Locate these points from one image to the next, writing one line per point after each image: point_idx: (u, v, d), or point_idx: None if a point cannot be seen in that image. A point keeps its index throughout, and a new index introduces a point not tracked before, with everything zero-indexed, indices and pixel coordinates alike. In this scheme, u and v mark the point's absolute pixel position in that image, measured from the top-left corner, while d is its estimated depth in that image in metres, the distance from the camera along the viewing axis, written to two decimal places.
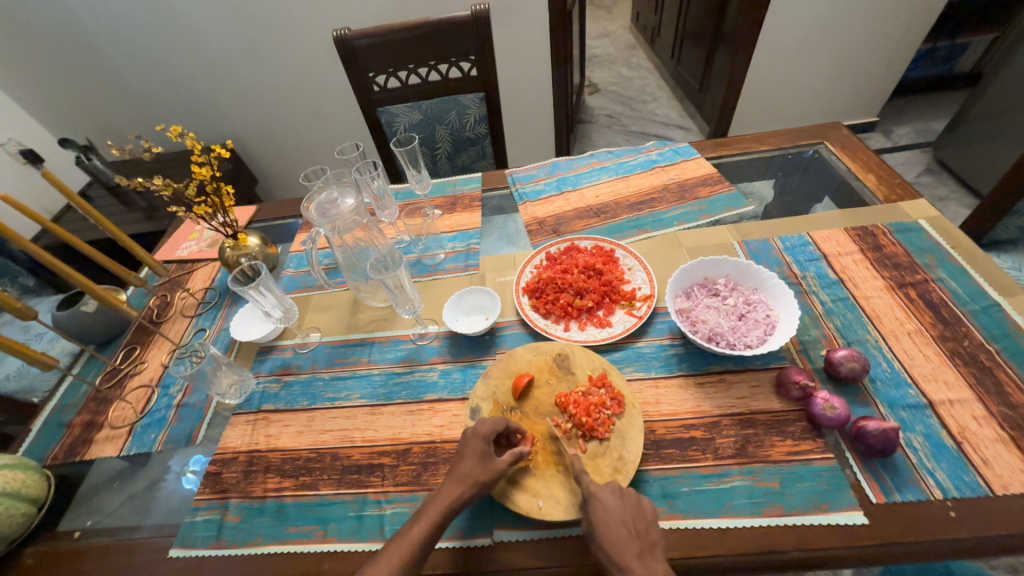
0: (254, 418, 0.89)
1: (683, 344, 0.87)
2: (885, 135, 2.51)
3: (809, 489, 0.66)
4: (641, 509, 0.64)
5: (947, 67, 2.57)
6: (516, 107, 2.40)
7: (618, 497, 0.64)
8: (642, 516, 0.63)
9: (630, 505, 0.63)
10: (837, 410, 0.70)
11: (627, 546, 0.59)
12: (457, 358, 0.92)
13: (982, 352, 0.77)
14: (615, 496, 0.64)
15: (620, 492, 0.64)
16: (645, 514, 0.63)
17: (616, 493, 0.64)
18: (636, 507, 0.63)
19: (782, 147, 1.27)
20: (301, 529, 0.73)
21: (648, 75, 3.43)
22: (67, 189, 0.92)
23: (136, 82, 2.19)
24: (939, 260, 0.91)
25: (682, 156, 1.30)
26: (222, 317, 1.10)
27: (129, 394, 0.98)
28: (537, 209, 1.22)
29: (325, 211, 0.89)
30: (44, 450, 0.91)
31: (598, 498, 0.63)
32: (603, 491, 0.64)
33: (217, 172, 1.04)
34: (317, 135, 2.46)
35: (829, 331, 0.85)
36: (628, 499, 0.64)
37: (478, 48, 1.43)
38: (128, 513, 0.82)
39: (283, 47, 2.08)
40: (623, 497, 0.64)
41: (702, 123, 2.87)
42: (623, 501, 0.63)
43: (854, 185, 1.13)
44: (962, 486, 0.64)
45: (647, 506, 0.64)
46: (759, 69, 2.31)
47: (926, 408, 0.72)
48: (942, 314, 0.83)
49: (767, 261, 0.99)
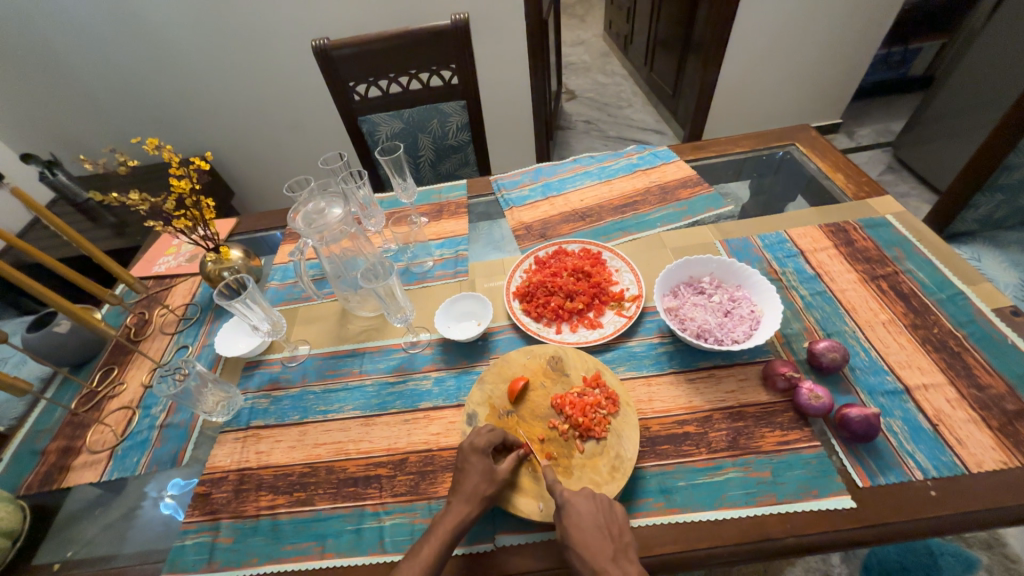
0: (243, 435, 0.87)
1: (672, 342, 0.89)
2: (849, 136, 2.63)
3: (799, 476, 0.69)
4: (613, 511, 0.65)
5: (902, 70, 2.71)
6: (496, 114, 2.42)
7: (591, 501, 0.65)
8: (613, 518, 0.64)
9: (604, 507, 0.65)
10: (823, 399, 0.73)
11: (603, 551, 0.60)
12: (450, 365, 0.92)
13: (951, 338, 0.82)
14: (588, 500, 0.65)
15: (592, 496, 0.65)
16: (618, 517, 0.65)
17: (590, 497, 0.65)
18: (609, 509, 0.65)
19: (756, 149, 1.32)
20: (297, 547, 0.72)
21: (623, 81, 3.51)
22: (37, 206, 0.89)
23: (103, 94, 2.12)
24: (907, 252, 0.97)
25: (661, 159, 1.33)
26: (205, 333, 1.07)
27: (108, 416, 0.94)
28: (523, 214, 1.24)
29: (311, 221, 0.88)
30: (17, 480, 0.87)
31: (573, 505, 0.64)
32: (577, 497, 0.65)
33: (197, 185, 1.02)
34: (294, 146, 2.42)
35: (810, 324, 0.88)
36: (600, 503, 0.65)
37: (458, 56, 1.44)
38: (107, 542, 0.79)
39: (258, 57, 2.05)
40: (595, 500, 0.65)
41: (677, 128, 2.95)
42: (597, 505, 0.64)
43: (825, 183, 1.18)
44: (940, 467, 0.67)
45: (619, 509, 0.65)
46: (729, 75, 2.39)
47: (903, 393, 0.76)
48: (912, 303, 0.88)
49: (748, 258, 1.02)
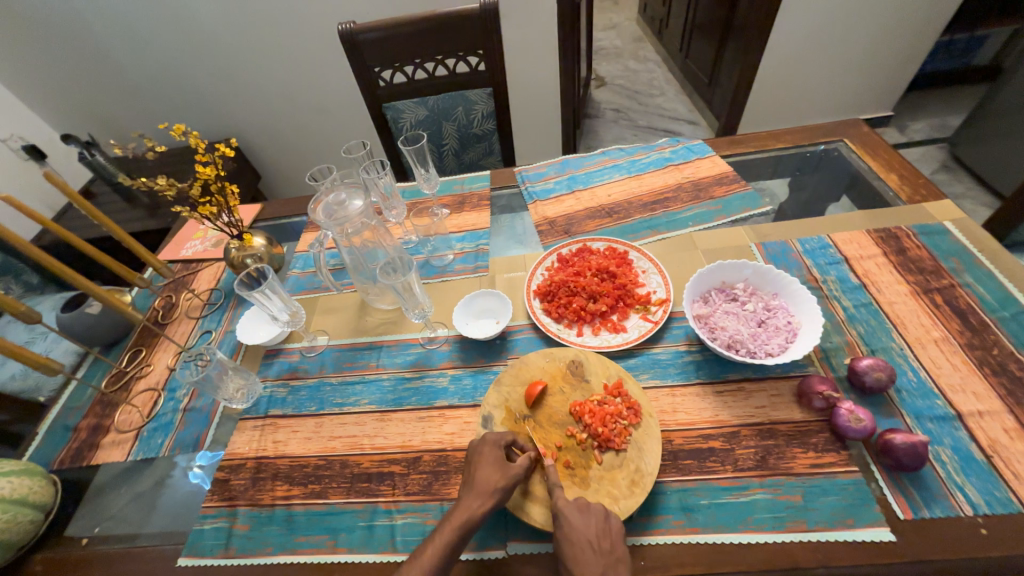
0: (261, 424, 0.88)
1: (700, 350, 0.85)
2: (900, 130, 2.45)
3: (834, 503, 0.64)
4: (609, 526, 0.62)
5: (964, 59, 2.50)
6: (522, 102, 2.36)
7: (583, 514, 0.63)
8: (608, 532, 0.62)
9: (599, 522, 0.62)
10: (863, 421, 0.68)
11: (591, 565, 0.58)
12: (468, 363, 0.90)
13: (1013, 361, 0.74)
14: (581, 514, 0.63)
15: (586, 509, 0.63)
16: (613, 531, 0.62)
17: (583, 510, 0.63)
18: (604, 524, 0.62)
19: (799, 145, 1.23)
20: (310, 539, 0.72)
21: (656, 68, 3.36)
22: (70, 191, 0.91)
23: (138, 76, 2.16)
24: (966, 264, 0.89)
25: (696, 154, 1.26)
26: (228, 319, 1.09)
27: (135, 397, 0.97)
28: (547, 209, 1.20)
29: (332, 212, 0.87)
30: (50, 454, 0.90)
31: (566, 517, 0.62)
32: (570, 508, 0.63)
33: (222, 172, 1.02)
34: (320, 131, 2.42)
35: (852, 338, 0.82)
36: (594, 515, 0.63)
37: (486, 42, 1.39)
38: (135, 511, 0.81)
39: (286, 40, 2.04)
40: (590, 513, 0.63)
41: (711, 118, 2.82)
42: (590, 519, 0.62)
43: (875, 184, 1.09)
44: (993, 503, 0.62)
45: (615, 523, 0.63)
46: (771, 63, 2.26)
47: (955, 419, 0.70)
48: (970, 321, 0.81)
49: (786, 264, 0.96)
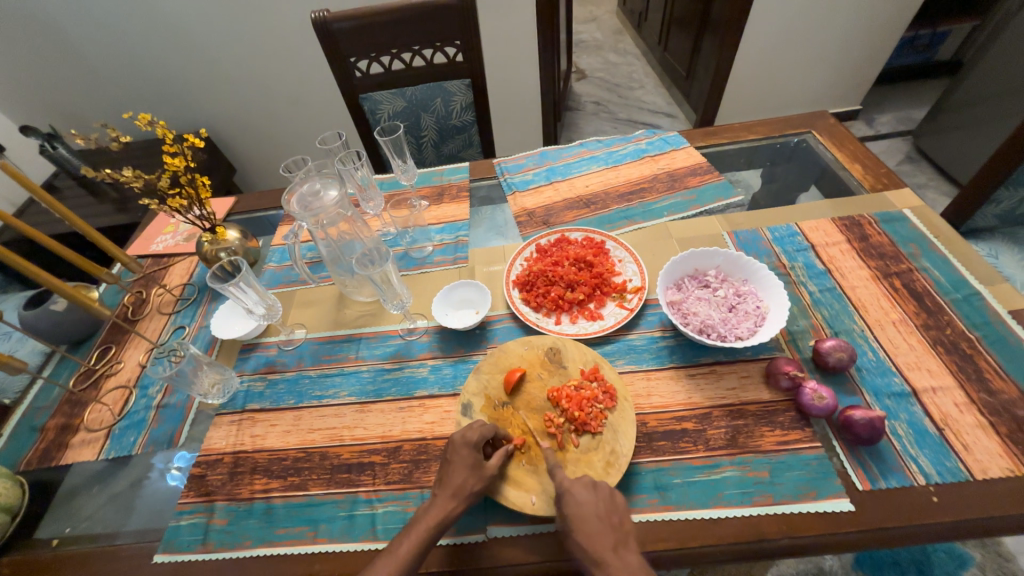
0: (238, 418, 0.87)
1: (674, 336, 0.87)
2: (868, 123, 2.54)
3: (798, 477, 0.67)
4: (614, 501, 0.64)
5: (928, 54, 2.60)
6: (502, 94, 2.36)
7: (591, 491, 0.64)
8: (614, 507, 0.63)
9: (605, 498, 0.64)
10: (826, 399, 0.71)
11: (603, 540, 0.60)
12: (447, 353, 0.91)
13: (963, 340, 0.79)
14: (589, 491, 0.64)
15: (592, 485, 0.64)
16: (619, 506, 0.64)
17: (590, 487, 0.64)
18: (610, 499, 0.64)
19: (770, 136, 1.27)
20: (290, 530, 0.72)
21: (635, 61, 3.39)
22: (29, 182, 0.87)
23: (101, 65, 2.07)
24: (923, 249, 0.93)
25: (671, 145, 1.29)
26: (202, 313, 1.07)
27: (106, 395, 0.94)
28: (526, 200, 1.21)
29: (307, 203, 0.86)
30: (16, 456, 0.87)
31: (573, 495, 0.63)
32: (577, 487, 0.64)
33: (191, 163, 0.99)
34: (297, 123, 2.37)
35: (817, 321, 0.86)
36: (601, 492, 0.64)
37: (463, 32, 1.38)
38: (111, 514, 0.79)
39: (258, 29, 1.99)
40: (596, 490, 0.64)
41: (689, 111, 2.86)
42: (598, 495, 0.64)
43: (841, 174, 1.13)
44: (944, 472, 0.65)
45: (620, 497, 0.65)
46: (746, 57, 2.30)
47: (910, 395, 0.74)
48: (925, 303, 0.85)
49: (756, 251, 0.99)
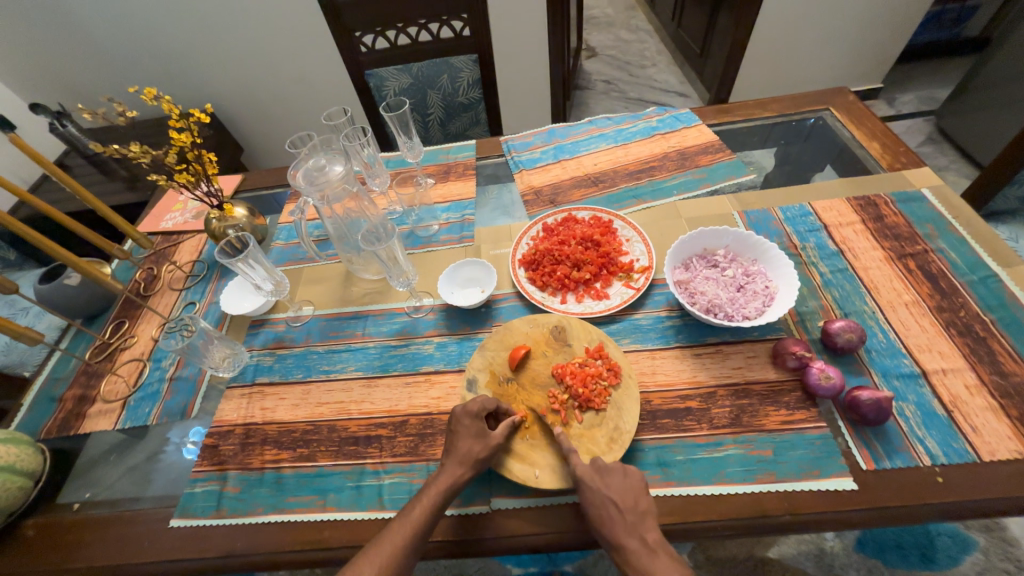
0: (249, 391, 0.88)
1: (680, 316, 0.87)
2: (888, 103, 2.45)
3: (802, 456, 0.67)
4: (631, 483, 0.64)
5: (955, 30, 2.49)
6: (510, 72, 2.31)
7: (602, 476, 0.64)
8: (631, 488, 0.64)
9: (619, 480, 0.64)
10: (833, 379, 0.70)
11: (621, 525, 0.61)
12: (453, 330, 0.91)
13: (977, 322, 0.77)
14: (600, 476, 0.64)
15: (602, 470, 0.65)
16: (635, 486, 0.64)
17: (601, 471, 0.65)
18: (625, 480, 0.64)
19: (786, 113, 1.23)
20: (300, 499, 0.74)
21: (648, 38, 3.29)
22: (39, 157, 0.87)
23: (106, 42, 2.06)
24: (940, 230, 0.91)
25: (683, 122, 1.25)
26: (212, 290, 1.08)
27: (120, 367, 0.97)
28: (533, 178, 1.19)
29: (312, 178, 0.86)
30: (37, 424, 0.90)
31: (587, 482, 0.63)
32: (588, 472, 0.64)
33: (197, 139, 0.98)
34: (303, 101, 2.36)
35: (827, 302, 0.85)
36: (615, 476, 0.64)
37: (470, 5, 1.35)
38: (130, 485, 0.82)
39: (262, 5, 1.95)
40: (610, 474, 0.64)
41: (703, 90, 2.78)
42: (612, 480, 0.64)
43: (858, 153, 1.10)
44: (951, 453, 0.65)
45: (634, 476, 0.65)
46: (763, 32, 2.21)
47: (919, 377, 0.73)
48: (940, 285, 0.83)
49: (767, 231, 0.97)
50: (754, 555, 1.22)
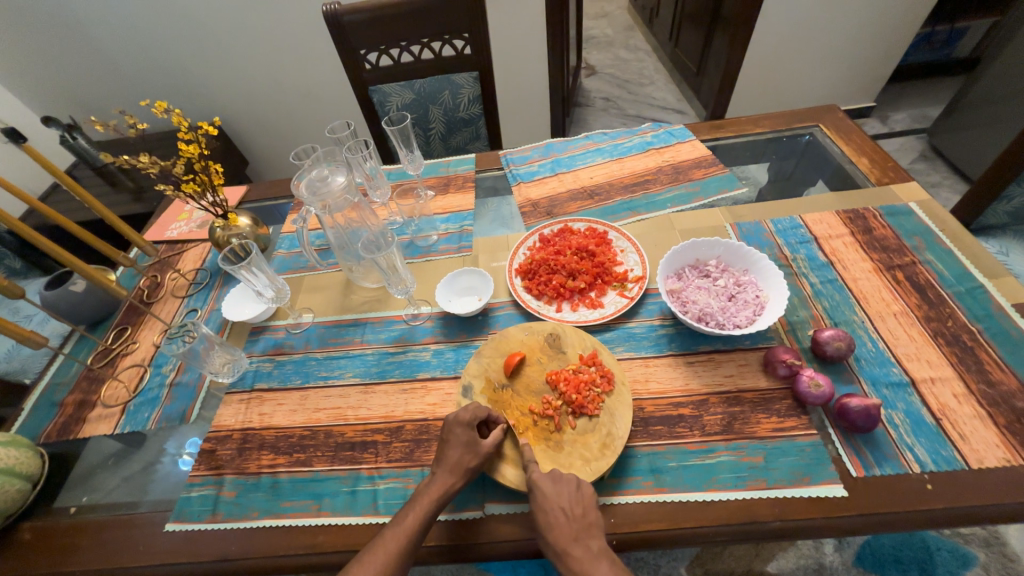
0: (248, 397, 0.90)
1: (673, 324, 0.88)
2: (882, 121, 2.51)
3: (793, 463, 0.68)
4: (581, 492, 0.65)
5: (945, 51, 2.55)
6: (511, 89, 2.37)
7: (553, 483, 0.65)
8: (579, 500, 0.64)
9: (569, 490, 0.65)
10: (823, 387, 0.71)
11: (565, 533, 0.61)
12: (450, 338, 0.93)
13: (965, 332, 0.79)
14: (552, 483, 0.65)
15: (556, 478, 0.66)
16: (585, 498, 0.64)
17: (553, 479, 0.66)
18: (576, 492, 0.64)
19: (778, 129, 1.26)
20: (295, 504, 0.74)
21: (646, 57, 3.38)
22: (53, 167, 0.89)
23: (121, 60, 2.13)
24: (927, 242, 0.93)
25: (677, 138, 1.29)
26: (214, 297, 1.10)
27: (122, 373, 0.98)
28: (530, 191, 1.22)
29: (315, 189, 0.87)
30: (37, 429, 0.91)
31: (541, 488, 0.64)
32: (543, 479, 0.65)
33: (205, 151, 1.01)
34: (308, 115, 2.41)
35: (817, 312, 0.86)
36: (564, 484, 0.65)
37: (472, 25, 1.39)
38: (128, 492, 0.82)
39: (272, 25, 2.02)
40: (559, 483, 0.65)
41: (699, 107, 2.85)
42: (559, 487, 0.65)
43: (848, 168, 1.12)
44: (940, 461, 0.66)
45: (585, 488, 0.65)
46: (756, 52, 2.28)
47: (909, 385, 0.74)
48: (927, 296, 0.85)
49: (759, 243, 0.99)
50: (754, 569, 1.21)
